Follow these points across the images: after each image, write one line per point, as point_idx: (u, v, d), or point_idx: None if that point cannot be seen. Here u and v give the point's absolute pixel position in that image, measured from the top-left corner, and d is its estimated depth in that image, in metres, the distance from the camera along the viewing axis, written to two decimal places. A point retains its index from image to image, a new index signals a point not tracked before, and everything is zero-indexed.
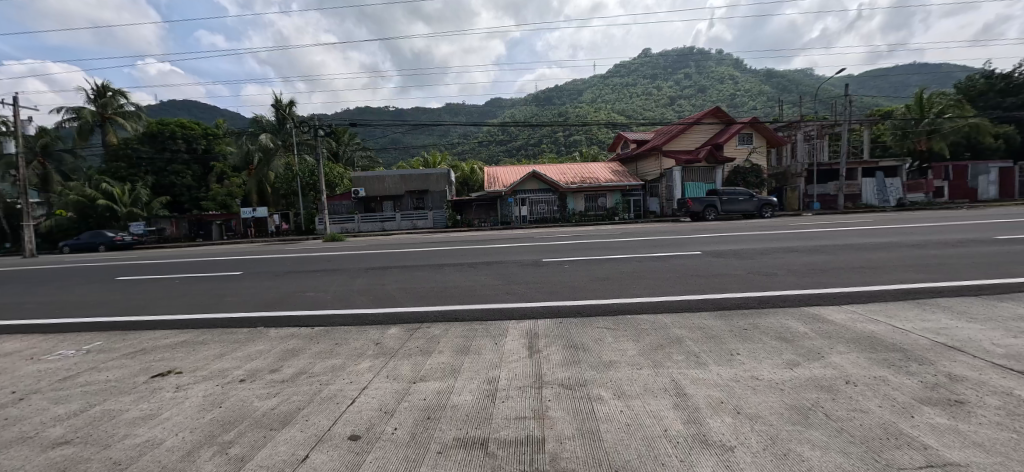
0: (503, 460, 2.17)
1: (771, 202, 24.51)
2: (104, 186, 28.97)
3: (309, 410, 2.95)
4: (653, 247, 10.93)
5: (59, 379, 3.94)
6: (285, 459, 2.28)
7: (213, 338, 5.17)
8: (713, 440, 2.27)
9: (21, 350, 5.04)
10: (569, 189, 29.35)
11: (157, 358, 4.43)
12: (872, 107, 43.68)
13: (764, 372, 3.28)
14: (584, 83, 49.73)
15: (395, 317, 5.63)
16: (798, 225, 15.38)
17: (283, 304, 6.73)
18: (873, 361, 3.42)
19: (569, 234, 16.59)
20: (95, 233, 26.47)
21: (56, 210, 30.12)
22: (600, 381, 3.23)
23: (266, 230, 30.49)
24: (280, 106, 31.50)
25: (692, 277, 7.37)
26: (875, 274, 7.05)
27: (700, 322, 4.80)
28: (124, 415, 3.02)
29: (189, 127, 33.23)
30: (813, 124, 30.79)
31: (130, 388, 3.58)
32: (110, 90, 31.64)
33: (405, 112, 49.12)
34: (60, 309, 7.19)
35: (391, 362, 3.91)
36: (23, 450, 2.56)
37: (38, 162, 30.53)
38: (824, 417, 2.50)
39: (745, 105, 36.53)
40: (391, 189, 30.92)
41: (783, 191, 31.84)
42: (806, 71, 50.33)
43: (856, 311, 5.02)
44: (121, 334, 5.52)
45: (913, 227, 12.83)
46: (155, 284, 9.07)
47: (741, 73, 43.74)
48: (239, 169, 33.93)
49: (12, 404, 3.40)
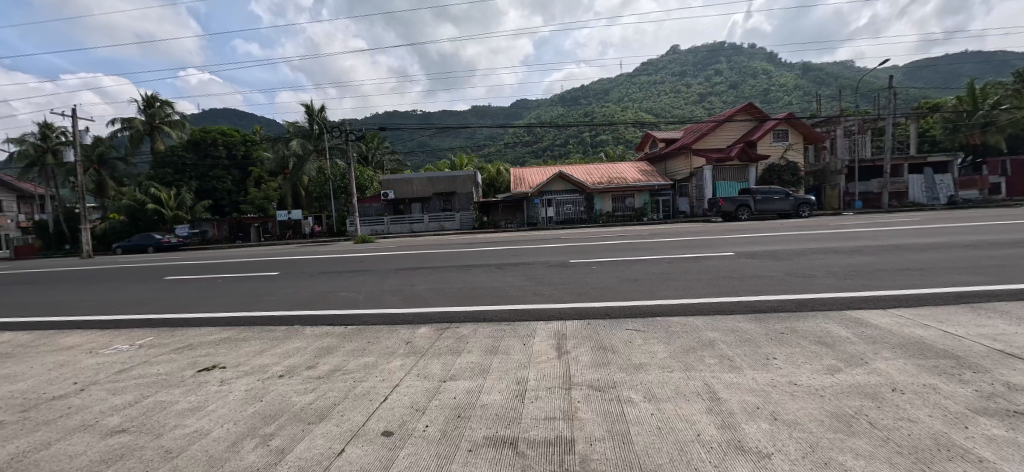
0: (533, 459, 2.19)
1: (810, 200, 23.43)
2: (153, 190, 30.75)
3: (343, 406, 3.06)
4: (683, 249, 10.67)
5: (115, 371, 4.23)
6: (322, 452, 2.38)
7: (254, 334, 5.43)
8: (750, 446, 2.21)
9: (79, 345, 5.41)
10: (595, 190, 29.15)
11: (203, 353, 4.70)
12: (919, 99, 41.20)
13: (803, 378, 3.16)
14: (610, 82, 49.04)
15: (425, 317, 5.77)
16: (840, 224, 14.79)
17: (318, 303, 7.01)
18: (923, 367, 3.24)
19: (598, 234, 16.52)
20: (144, 235, 27.77)
21: (111, 215, 32.21)
22: (630, 384, 3.20)
23: (300, 232, 31.90)
24: (310, 112, 32.27)
25: (724, 278, 7.20)
26: (923, 275, 6.69)
27: (734, 324, 4.69)
28: (173, 407, 3.22)
29: (229, 134, 35.09)
30: (854, 119, 29.29)
31: (178, 382, 3.80)
32: (158, 101, 33.63)
33: (430, 117, 49.86)
34: (117, 307, 7.70)
35: (421, 361, 4.00)
36: (85, 437, 2.78)
37: (93, 169, 33.16)
38: (868, 426, 2.39)
39: (780, 100, 35.27)
40: (419, 191, 31.64)
41: (822, 189, 30.53)
42: (845, 64, 47.92)
43: (901, 314, 4.77)
44: (169, 330, 5.90)
45: (967, 227, 12.04)
46: (200, 284, 9.57)
47: (776, 67, 41.94)
48: (275, 174, 35.38)
49: (75, 394, 3.68)
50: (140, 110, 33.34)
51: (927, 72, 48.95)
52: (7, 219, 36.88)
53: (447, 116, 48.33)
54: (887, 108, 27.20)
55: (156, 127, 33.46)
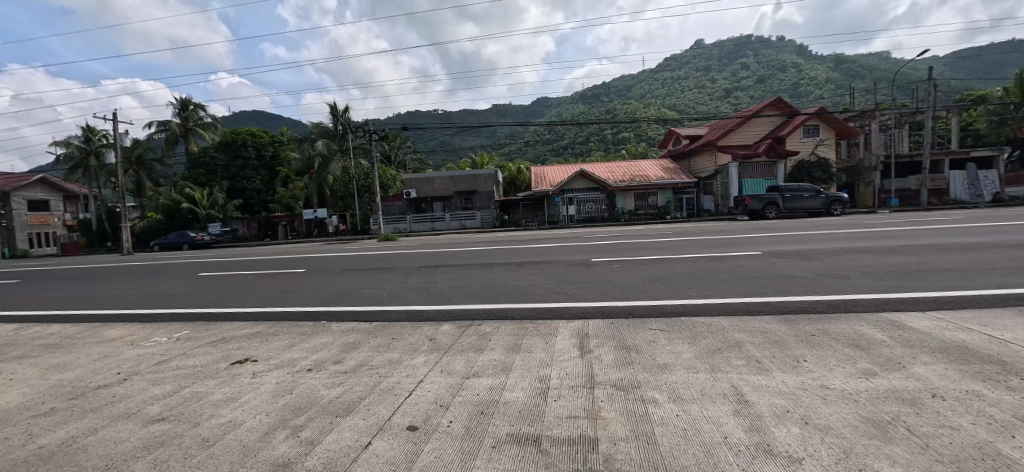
0: (557, 457, 2.21)
1: (842, 198, 22.57)
2: (187, 190, 32.01)
3: (370, 400, 3.14)
4: (708, 247, 10.46)
5: (155, 363, 4.45)
6: (350, 445, 2.45)
7: (283, 329, 5.62)
8: (778, 450, 2.17)
9: (121, 337, 5.72)
10: (618, 188, 28.78)
11: (236, 347, 4.89)
12: (962, 91, 39.03)
13: (836, 381, 3.06)
14: (632, 78, 48.25)
15: (447, 313, 5.86)
16: (874, 222, 14.23)
17: (343, 300, 7.20)
18: (965, 373, 3.09)
19: (621, 233, 16.33)
20: (179, 233, 29.07)
21: (149, 213, 33.68)
22: (655, 384, 3.17)
23: (326, 230, 32.75)
24: (334, 112, 32.81)
25: (752, 278, 7.01)
26: (966, 277, 6.33)
27: (762, 325, 4.57)
28: (209, 397, 3.37)
29: (258, 135, 36.20)
30: (890, 113, 27.96)
31: (213, 373, 3.97)
32: (191, 104, 34.91)
33: (451, 116, 50.22)
34: (156, 301, 8.10)
35: (445, 358, 4.05)
36: (129, 423, 2.94)
37: (133, 170, 34.83)
38: (906, 433, 2.29)
39: (810, 94, 33.97)
40: (441, 190, 31.94)
41: (855, 187, 29.37)
42: (881, 55, 45.73)
43: (943, 317, 4.54)
44: (204, 324, 6.16)
45: (1014, 225, 11.36)
46: (232, 280, 9.95)
47: (807, 59, 40.40)
48: (301, 173, 36.29)
49: (119, 383, 3.89)
50: (174, 114, 34.63)
51: (971, 62, 46.28)
52: (54, 217, 38.97)
53: (468, 115, 48.56)
54: (927, 101, 25.82)
55: (190, 129, 34.76)
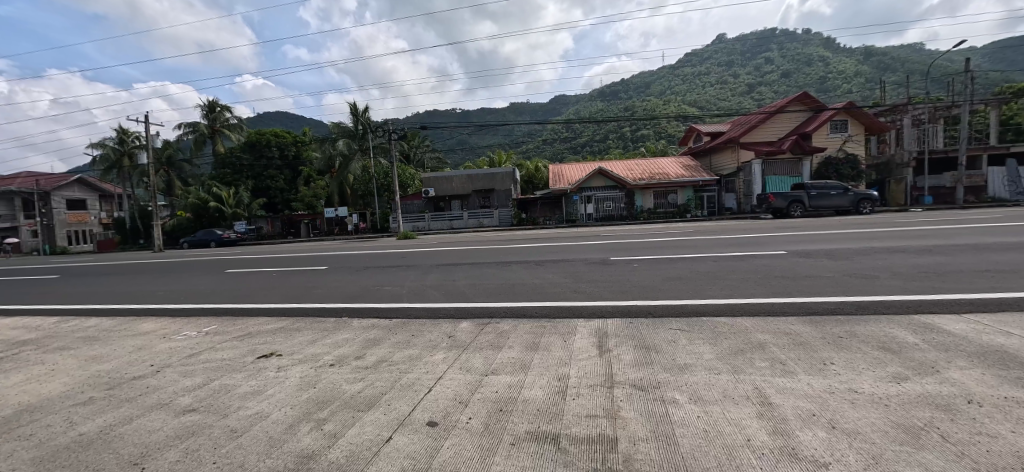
0: (575, 455, 2.21)
1: (871, 196, 21.76)
2: (214, 189, 33.03)
3: (390, 396, 3.20)
4: (732, 246, 10.25)
5: (186, 355, 4.63)
6: (371, 439, 2.50)
7: (306, 325, 5.77)
8: (803, 454, 2.12)
9: (154, 330, 5.97)
10: (636, 186, 28.45)
11: (262, 341, 5.05)
12: (1003, 84, 37.03)
13: (865, 385, 2.96)
14: (652, 74, 47.51)
15: (465, 311, 5.93)
16: (907, 221, 13.71)
17: (364, 297, 7.35)
18: (1005, 379, 2.95)
19: (642, 231, 16.15)
20: (207, 231, 30.08)
21: (179, 212, 34.81)
22: (675, 384, 3.14)
23: (346, 228, 33.44)
24: (354, 113, 33.37)
25: (776, 277, 6.84)
26: (1008, 278, 6.03)
27: (787, 326, 4.45)
28: (236, 390, 3.48)
29: (282, 136, 37.18)
30: (924, 106, 26.83)
31: (240, 367, 4.11)
32: (218, 106, 36.22)
33: (469, 115, 50.42)
34: (186, 296, 8.42)
35: (463, 355, 4.09)
36: (162, 413, 3.08)
37: (163, 171, 36.22)
38: (940, 440, 2.21)
39: (838, 88, 32.83)
40: (459, 189, 32.17)
41: (885, 184, 28.30)
42: (916, 47, 43.78)
43: (979, 320, 4.35)
44: (231, 318, 6.38)
45: None
46: (257, 276, 10.27)
47: (835, 52, 39.02)
48: (323, 173, 37.04)
49: (152, 375, 4.06)
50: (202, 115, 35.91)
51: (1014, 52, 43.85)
52: (91, 216, 40.84)
53: (485, 113, 48.70)
54: (964, 94, 24.64)
55: (217, 131, 35.97)
